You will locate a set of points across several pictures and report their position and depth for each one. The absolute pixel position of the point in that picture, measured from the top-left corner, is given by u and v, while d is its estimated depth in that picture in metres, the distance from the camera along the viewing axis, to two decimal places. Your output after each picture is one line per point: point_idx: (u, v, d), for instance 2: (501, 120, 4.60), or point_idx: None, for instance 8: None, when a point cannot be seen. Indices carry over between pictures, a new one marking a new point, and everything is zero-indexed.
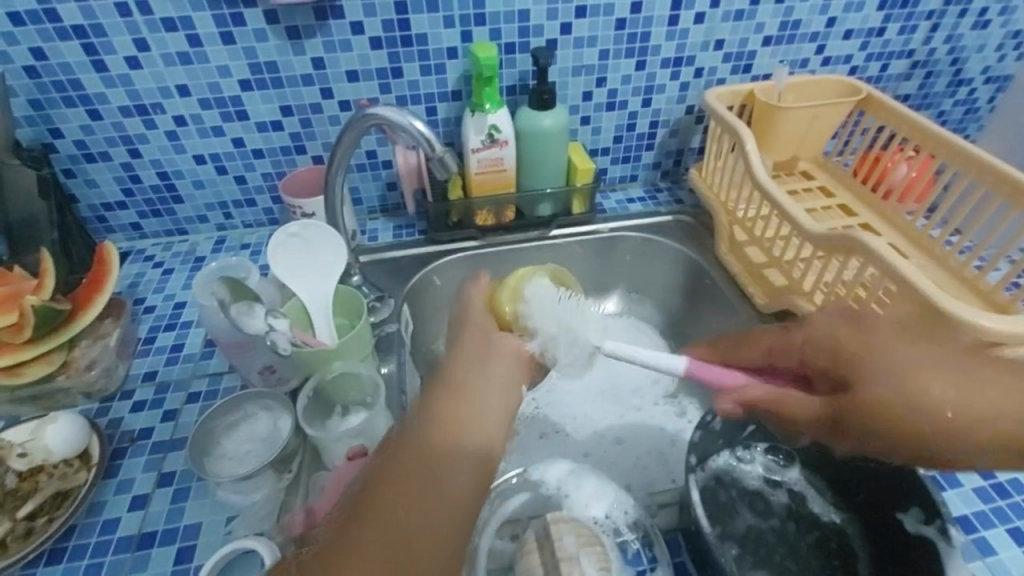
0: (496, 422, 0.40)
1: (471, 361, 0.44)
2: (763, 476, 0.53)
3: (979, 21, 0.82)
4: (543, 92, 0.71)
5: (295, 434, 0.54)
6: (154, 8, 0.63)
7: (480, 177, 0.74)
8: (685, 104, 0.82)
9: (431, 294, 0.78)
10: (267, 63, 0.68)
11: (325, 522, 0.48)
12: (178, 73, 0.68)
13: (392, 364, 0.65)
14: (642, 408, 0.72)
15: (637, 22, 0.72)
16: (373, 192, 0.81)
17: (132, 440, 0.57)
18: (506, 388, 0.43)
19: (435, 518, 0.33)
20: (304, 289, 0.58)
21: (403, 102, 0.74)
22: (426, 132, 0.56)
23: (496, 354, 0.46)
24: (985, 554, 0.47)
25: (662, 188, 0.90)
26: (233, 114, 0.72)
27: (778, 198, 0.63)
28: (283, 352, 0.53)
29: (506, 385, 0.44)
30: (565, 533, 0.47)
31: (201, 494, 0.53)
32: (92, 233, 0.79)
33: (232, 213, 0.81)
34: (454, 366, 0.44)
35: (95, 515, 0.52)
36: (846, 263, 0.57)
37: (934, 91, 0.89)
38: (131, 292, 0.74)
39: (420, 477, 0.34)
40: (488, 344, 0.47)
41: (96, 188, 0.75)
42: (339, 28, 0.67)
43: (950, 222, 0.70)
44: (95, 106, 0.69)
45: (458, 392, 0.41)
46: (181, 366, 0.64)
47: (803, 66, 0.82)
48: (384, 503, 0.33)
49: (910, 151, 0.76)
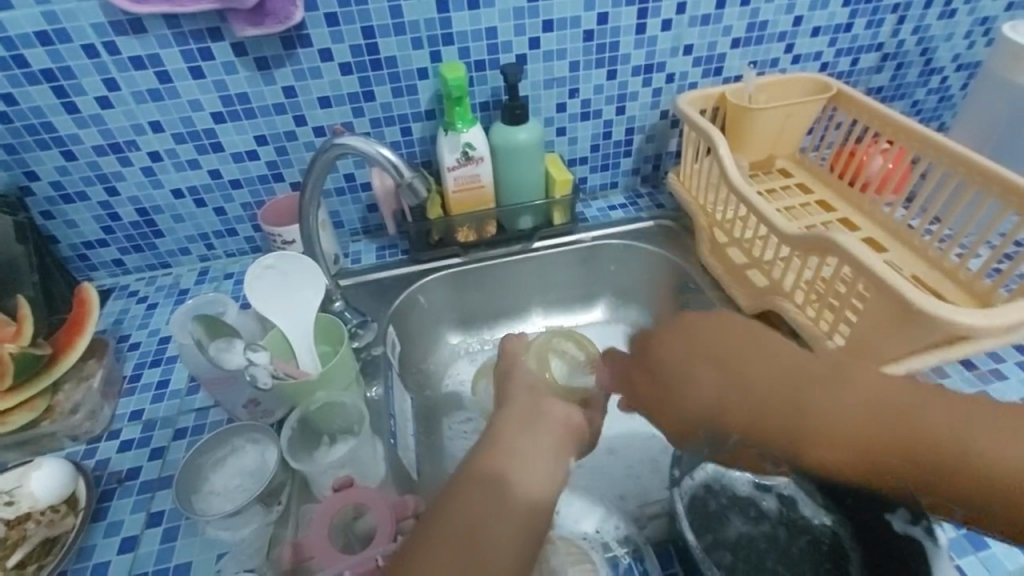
0: (547, 469, 0.43)
1: (521, 423, 0.46)
2: (751, 482, 0.54)
3: (945, 11, 0.82)
4: (516, 108, 0.71)
5: (282, 467, 0.53)
6: (122, 47, 0.63)
7: (458, 195, 0.74)
8: (660, 109, 0.82)
9: (418, 320, 0.79)
10: (239, 95, 0.68)
11: (314, 554, 0.46)
12: (150, 109, 0.68)
13: (380, 387, 0.65)
14: (634, 415, 0.72)
15: (605, 32, 0.73)
16: (354, 214, 0.81)
17: (120, 480, 0.57)
18: (559, 449, 0.45)
19: (491, 553, 0.37)
20: (286, 320, 0.58)
21: (378, 125, 0.74)
22: (395, 158, 0.57)
23: (548, 418, 0.48)
24: (977, 548, 0.47)
25: (642, 193, 0.90)
26: (208, 146, 0.72)
27: (751, 198, 0.63)
28: (264, 384, 0.53)
29: (559, 446, 0.46)
30: (555, 552, 0.47)
31: (190, 532, 0.52)
32: (74, 272, 0.79)
33: (213, 244, 0.81)
34: (508, 423, 0.47)
35: (84, 560, 0.51)
36: (822, 261, 0.57)
37: (906, 81, 0.90)
38: (115, 330, 0.74)
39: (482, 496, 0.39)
40: (541, 405, 0.49)
41: (75, 227, 0.75)
42: (308, 56, 0.67)
43: (928, 211, 0.70)
44: (69, 147, 0.69)
45: (509, 439, 0.44)
46: (167, 403, 0.64)
47: (774, 65, 0.83)
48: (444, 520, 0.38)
49: (884, 144, 0.77)
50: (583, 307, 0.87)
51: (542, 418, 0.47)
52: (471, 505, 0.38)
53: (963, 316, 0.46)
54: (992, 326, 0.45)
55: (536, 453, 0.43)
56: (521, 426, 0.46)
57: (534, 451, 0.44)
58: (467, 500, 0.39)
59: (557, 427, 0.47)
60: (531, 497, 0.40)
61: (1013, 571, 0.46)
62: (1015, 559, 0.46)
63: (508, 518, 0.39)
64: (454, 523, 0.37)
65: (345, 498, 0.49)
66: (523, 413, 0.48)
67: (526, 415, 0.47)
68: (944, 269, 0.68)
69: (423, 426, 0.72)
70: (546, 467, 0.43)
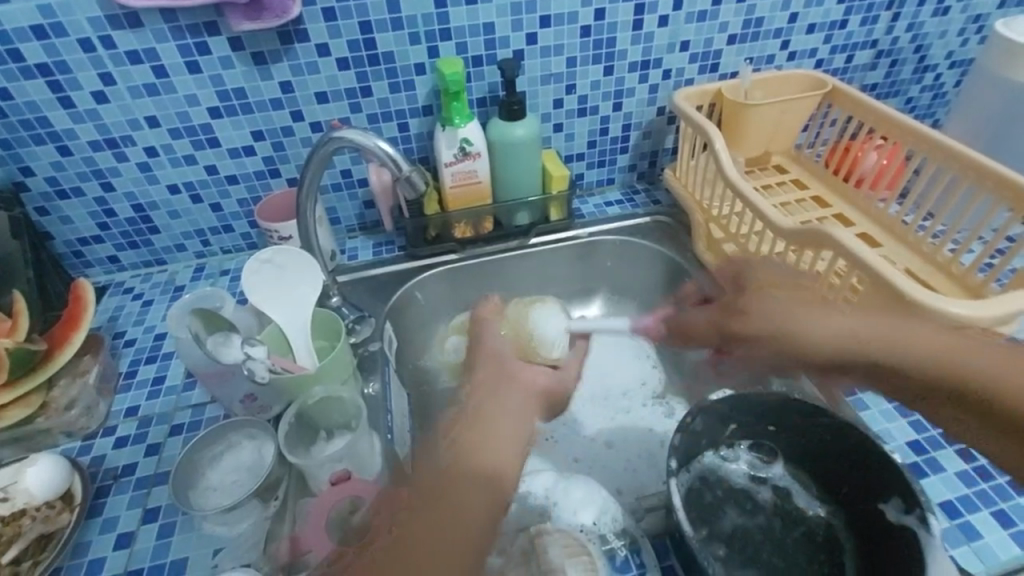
0: (513, 444, 0.46)
1: (490, 386, 0.54)
2: (748, 474, 0.54)
3: (939, 8, 0.83)
4: (513, 104, 0.71)
5: (279, 462, 0.53)
6: (118, 42, 0.63)
7: (456, 191, 0.74)
8: (656, 105, 0.83)
9: (414, 320, 0.79)
10: (235, 90, 0.68)
11: (311, 548, 0.47)
12: (147, 104, 0.67)
13: (377, 382, 0.65)
14: (631, 411, 0.72)
15: (602, 28, 0.73)
16: (351, 210, 0.81)
17: (116, 476, 0.57)
18: (526, 415, 0.50)
19: (461, 523, 0.37)
20: (284, 315, 0.58)
21: (375, 121, 0.74)
22: (393, 152, 0.56)
23: (514, 383, 0.54)
24: (970, 538, 0.48)
25: (639, 190, 0.90)
26: (204, 142, 0.72)
27: (748, 193, 0.63)
28: (261, 379, 0.53)
29: (525, 412, 0.50)
30: (551, 544, 0.47)
31: (186, 528, 0.52)
32: (69, 268, 0.79)
33: (209, 240, 0.81)
34: (481, 397, 0.51)
35: (80, 556, 0.51)
36: (818, 255, 0.58)
37: (900, 78, 0.90)
38: (111, 326, 0.74)
39: (456, 476, 0.41)
40: (512, 372, 0.57)
41: (70, 223, 0.75)
42: (305, 51, 0.67)
43: (922, 206, 0.70)
44: (64, 142, 0.68)
45: (477, 424, 0.46)
46: (162, 399, 0.64)
47: (770, 62, 0.83)
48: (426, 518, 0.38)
49: (879, 140, 0.77)
50: (579, 303, 0.87)
51: (513, 380, 0.55)
52: (449, 492, 0.39)
53: (956, 307, 0.46)
54: (984, 318, 0.46)
55: (507, 429, 0.46)
56: (494, 401, 0.50)
57: (505, 430, 0.47)
58: (452, 494, 0.39)
59: (526, 388, 0.54)
60: (495, 468, 0.42)
61: (1005, 560, 0.46)
62: (1007, 548, 0.47)
63: (477, 496, 0.39)
64: (432, 513, 0.37)
65: (341, 492, 0.49)
66: (494, 372, 0.57)
67: (497, 379, 0.55)
68: (938, 264, 0.68)
69: (419, 421, 0.72)
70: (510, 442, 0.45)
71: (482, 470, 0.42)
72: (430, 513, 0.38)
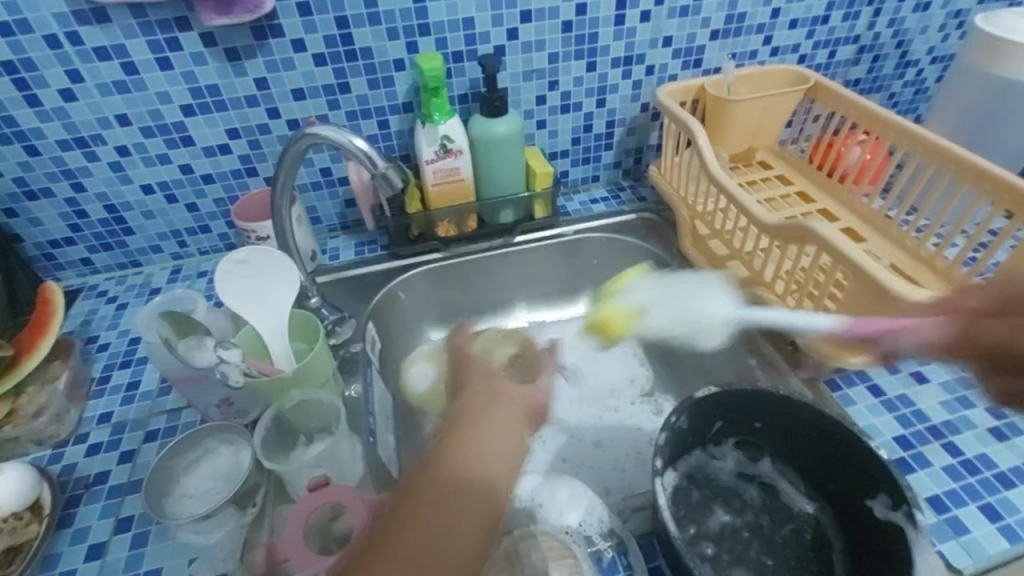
0: (511, 455, 0.48)
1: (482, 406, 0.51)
2: (735, 471, 0.54)
3: (919, 4, 0.83)
4: (494, 100, 0.70)
5: (256, 469, 0.52)
6: (85, 38, 0.61)
7: (437, 189, 0.73)
8: (640, 102, 0.82)
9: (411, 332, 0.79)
10: (209, 87, 0.67)
11: (290, 557, 0.45)
12: (117, 102, 0.65)
13: (358, 385, 0.63)
14: (619, 409, 0.72)
15: (584, 24, 0.72)
16: (331, 209, 0.80)
17: (87, 486, 0.55)
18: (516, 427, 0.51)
19: (458, 539, 0.41)
20: (260, 317, 0.57)
21: (354, 118, 0.73)
22: (368, 149, 0.55)
23: (506, 397, 0.53)
24: (957, 533, 0.48)
25: (624, 187, 0.90)
26: (178, 140, 0.70)
27: (732, 189, 0.63)
28: (235, 382, 0.52)
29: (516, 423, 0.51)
30: (534, 549, 0.46)
31: (161, 538, 0.51)
32: (40, 271, 0.76)
33: (186, 241, 0.79)
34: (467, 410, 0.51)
35: (50, 569, 0.49)
36: (802, 250, 0.57)
37: (882, 74, 0.91)
38: (84, 330, 0.72)
39: (452, 497, 0.43)
40: (497, 389, 0.54)
41: (40, 225, 0.73)
42: (280, 47, 0.65)
43: (905, 201, 0.71)
44: (31, 142, 0.66)
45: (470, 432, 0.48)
46: (137, 405, 0.62)
47: (752, 58, 0.83)
48: (418, 519, 0.42)
49: (861, 135, 0.77)
50: (566, 300, 0.86)
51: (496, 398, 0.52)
52: (436, 504, 0.42)
53: (939, 301, 0.46)
54: None
55: (497, 430, 0.49)
56: (479, 406, 0.51)
57: (495, 432, 0.49)
58: (439, 503, 0.42)
59: (519, 400, 0.52)
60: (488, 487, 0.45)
61: (994, 555, 0.46)
62: (995, 542, 0.47)
63: (471, 515, 0.43)
64: (428, 517, 0.42)
65: (320, 498, 0.47)
66: (482, 393, 0.54)
67: (484, 394, 0.53)
68: (922, 258, 0.69)
69: (405, 423, 0.71)
70: (506, 447, 0.48)
71: (471, 481, 0.45)
72: (429, 529, 0.41)
